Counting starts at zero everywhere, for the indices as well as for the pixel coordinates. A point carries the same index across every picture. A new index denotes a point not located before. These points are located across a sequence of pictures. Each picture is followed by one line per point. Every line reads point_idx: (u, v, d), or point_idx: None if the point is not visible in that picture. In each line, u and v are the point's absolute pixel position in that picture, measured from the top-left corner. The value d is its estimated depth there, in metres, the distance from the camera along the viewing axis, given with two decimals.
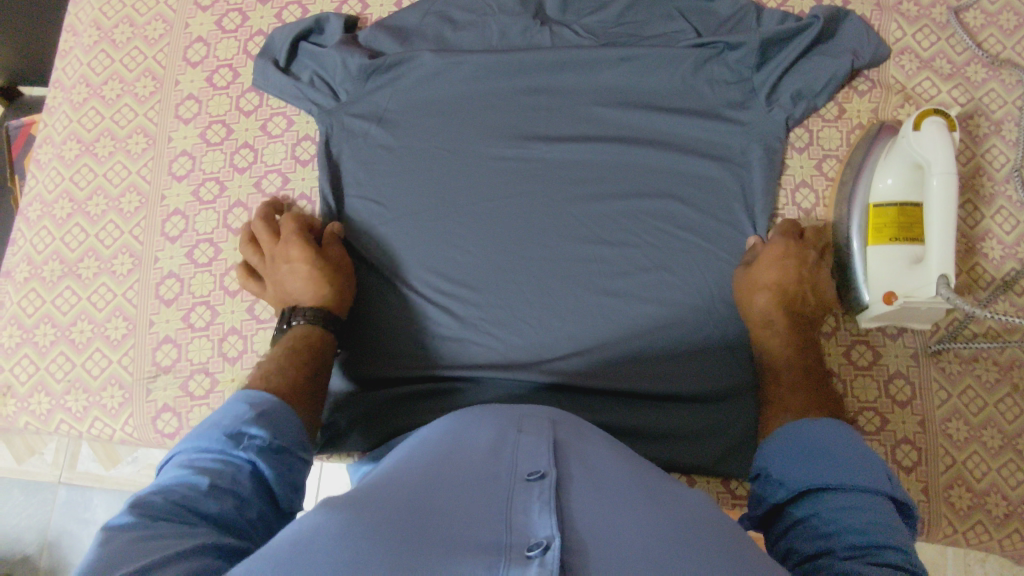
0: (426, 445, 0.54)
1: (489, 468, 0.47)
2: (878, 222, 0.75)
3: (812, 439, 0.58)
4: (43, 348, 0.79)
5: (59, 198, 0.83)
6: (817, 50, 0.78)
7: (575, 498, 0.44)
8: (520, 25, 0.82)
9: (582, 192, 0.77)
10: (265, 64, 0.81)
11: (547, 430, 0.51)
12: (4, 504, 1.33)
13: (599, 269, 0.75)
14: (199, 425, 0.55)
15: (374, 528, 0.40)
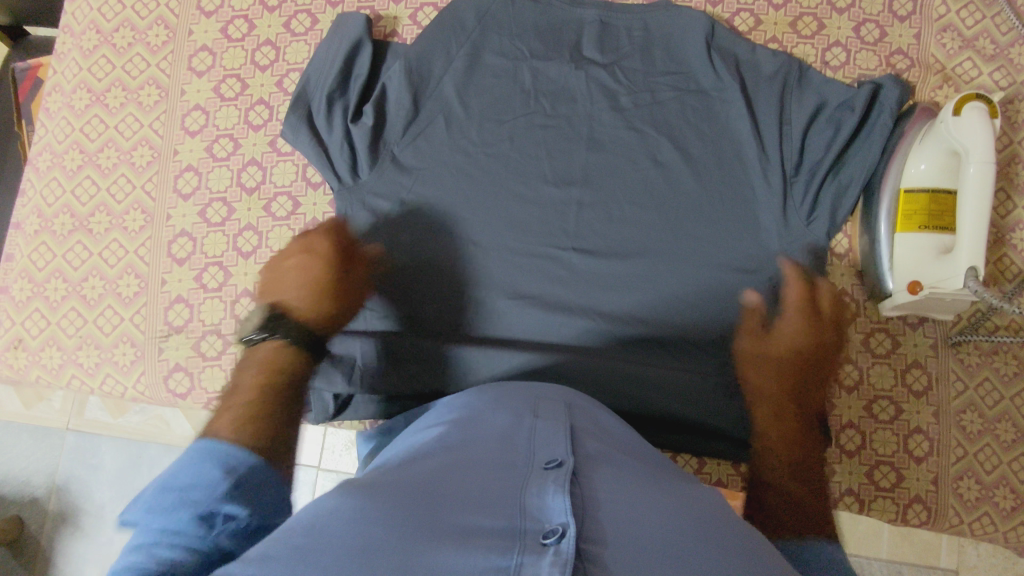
0: (440, 429, 0.53)
1: (504, 456, 0.47)
2: (907, 208, 0.73)
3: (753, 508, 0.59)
4: (54, 302, 0.78)
5: (69, 148, 0.81)
6: (868, 125, 0.76)
7: (592, 485, 0.44)
8: (556, 71, 0.80)
9: (606, 276, 0.76)
10: (297, 121, 0.76)
11: (564, 420, 0.51)
12: (13, 447, 1.34)
13: (619, 270, 0.76)
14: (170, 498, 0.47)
15: (386, 512, 0.39)
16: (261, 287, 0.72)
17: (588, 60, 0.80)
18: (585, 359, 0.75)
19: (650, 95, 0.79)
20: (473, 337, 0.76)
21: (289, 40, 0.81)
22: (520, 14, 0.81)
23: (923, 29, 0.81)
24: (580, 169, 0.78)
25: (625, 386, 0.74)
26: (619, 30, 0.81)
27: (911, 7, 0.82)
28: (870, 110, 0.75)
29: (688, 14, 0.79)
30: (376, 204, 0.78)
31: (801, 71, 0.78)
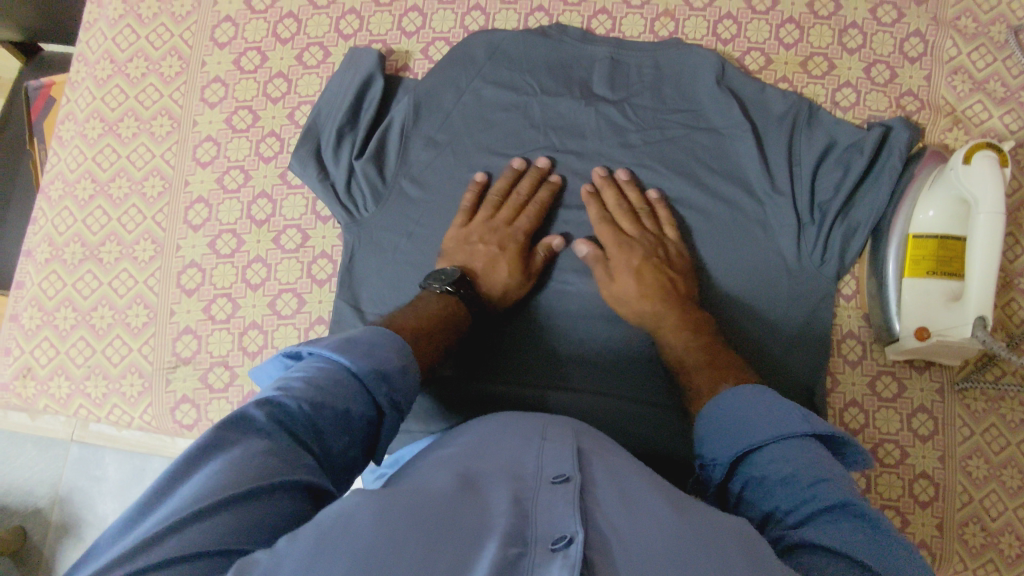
0: (452, 445, 0.55)
1: (513, 469, 0.49)
2: (915, 252, 0.73)
3: (729, 417, 0.57)
4: (63, 331, 0.78)
5: (81, 178, 0.82)
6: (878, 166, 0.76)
7: (599, 499, 0.46)
8: (566, 107, 0.80)
9: (609, 312, 0.76)
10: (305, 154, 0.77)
11: (570, 438, 0.53)
12: (17, 457, 1.35)
13: (627, 299, 0.76)
14: (349, 346, 0.53)
15: (403, 514, 0.41)
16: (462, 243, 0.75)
17: (599, 97, 0.80)
18: (585, 397, 0.75)
19: (660, 133, 0.79)
20: (507, 377, 0.76)
21: (301, 73, 0.82)
22: (530, 49, 0.81)
23: (934, 71, 0.81)
24: (587, 204, 0.79)
25: (631, 427, 0.74)
26: (630, 67, 0.81)
27: (922, 48, 0.81)
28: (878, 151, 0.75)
29: (700, 54, 0.79)
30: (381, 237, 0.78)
31: (811, 111, 0.78)
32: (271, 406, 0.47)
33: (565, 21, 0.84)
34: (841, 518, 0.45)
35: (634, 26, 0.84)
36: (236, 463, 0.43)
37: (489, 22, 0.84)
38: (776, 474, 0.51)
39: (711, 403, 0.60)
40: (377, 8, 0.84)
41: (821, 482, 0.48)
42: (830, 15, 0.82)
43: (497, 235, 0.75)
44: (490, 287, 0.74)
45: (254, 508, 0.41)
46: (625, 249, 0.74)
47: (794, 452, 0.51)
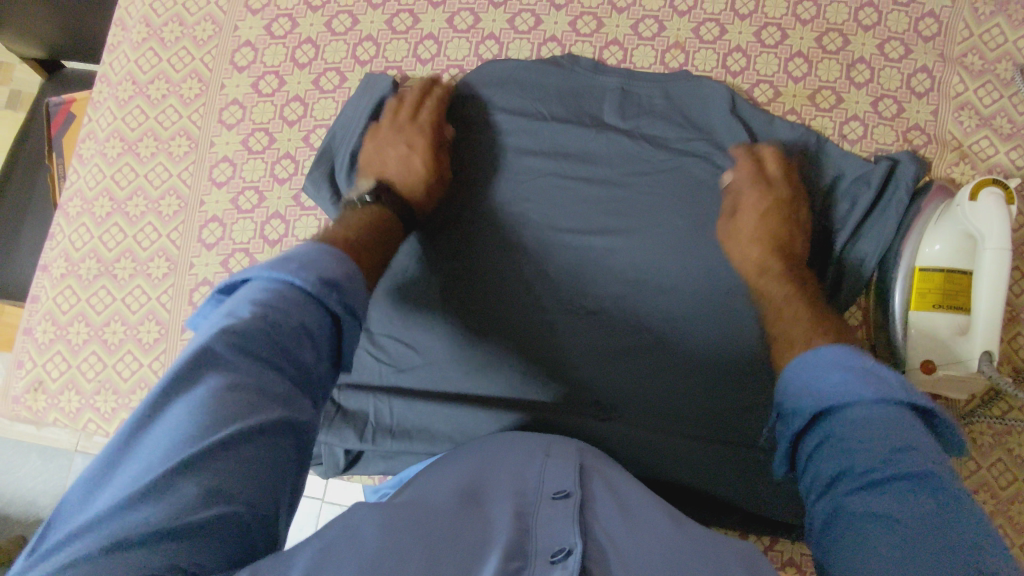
0: (459, 465, 0.59)
1: (520, 484, 0.53)
2: (921, 285, 0.73)
3: (824, 366, 0.56)
4: (76, 346, 0.79)
5: (99, 195, 0.84)
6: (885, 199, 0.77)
7: (597, 514, 0.50)
8: (578, 135, 0.81)
9: (617, 337, 0.76)
10: (319, 177, 0.78)
11: (573, 456, 0.58)
12: (21, 467, 1.36)
13: (633, 320, 0.76)
14: (282, 261, 0.56)
15: (415, 521, 0.45)
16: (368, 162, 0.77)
17: (609, 125, 0.82)
18: (590, 422, 0.74)
19: (670, 160, 0.80)
20: (509, 400, 0.76)
21: (317, 97, 0.84)
22: (542, 77, 0.83)
23: (941, 106, 0.82)
24: (597, 227, 0.79)
25: (636, 454, 0.73)
26: (641, 97, 0.82)
27: (929, 83, 0.82)
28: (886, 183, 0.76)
29: (709, 86, 0.81)
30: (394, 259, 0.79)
31: (819, 143, 0.79)
32: (227, 336, 0.50)
33: (577, 51, 0.86)
34: (926, 500, 0.45)
35: (645, 57, 0.85)
36: (205, 407, 0.46)
37: (503, 51, 0.86)
38: (862, 438, 0.50)
39: (804, 355, 0.59)
40: (393, 35, 0.86)
41: (913, 453, 0.48)
42: (838, 50, 0.84)
43: (404, 135, 0.76)
44: (410, 189, 0.75)
45: (234, 457, 0.44)
46: (763, 192, 0.73)
47: (887, 416, 0.50)
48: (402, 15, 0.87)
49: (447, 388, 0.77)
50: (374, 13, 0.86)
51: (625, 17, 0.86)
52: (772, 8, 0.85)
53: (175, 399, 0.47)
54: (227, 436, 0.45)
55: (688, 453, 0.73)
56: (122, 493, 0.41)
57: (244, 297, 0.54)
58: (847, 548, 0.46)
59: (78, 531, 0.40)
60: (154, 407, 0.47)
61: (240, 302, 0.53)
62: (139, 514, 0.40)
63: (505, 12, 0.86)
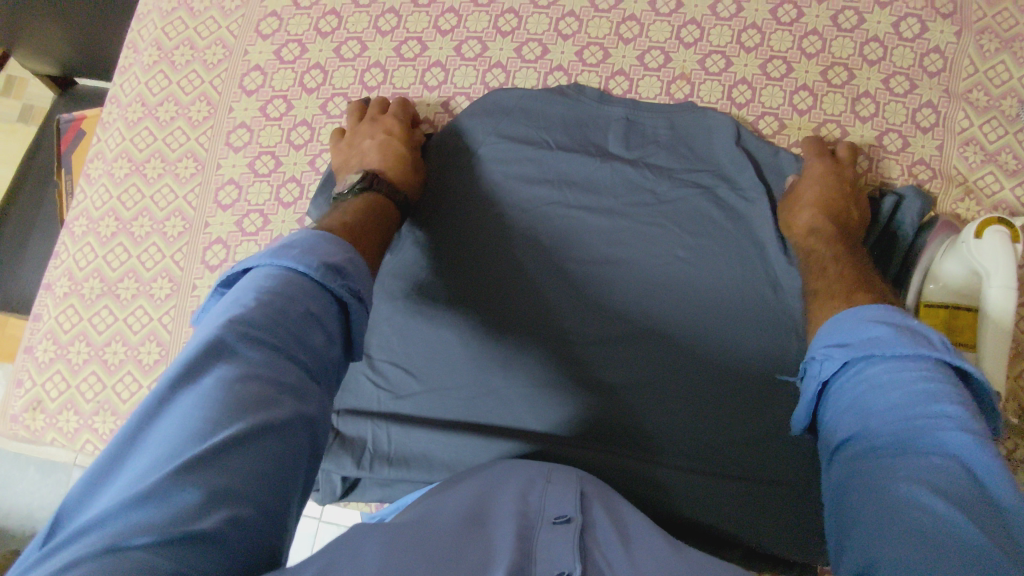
0: (460, 485, 0.60)
1: (521, 507, 0.54)
2: (926, 321, 0.72)
3: (851, 330, 0.57)
4: (76, 365, 0.79)
5: (105, 215, 0.84)
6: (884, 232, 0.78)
7: (597, 541, 0.50)
8: (583, 164, 0.81)
9: (619, 367, 0.75)
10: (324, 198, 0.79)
11: (574, 484, 0.59)
12: (18, 481, 1.35)
13: (635, 349, 0.76)
14: (282, 246, 0.56)
15: (415, 540, 0.46)
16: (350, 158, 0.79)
17: (614, 155, 0.82)
18: (590, 453, 0.73)
19: (675, 190, 0.80)
20: (508, 429, 0.75)
21: (324, 122, 0.85)
22: (548, 107, 0.84)
23: (946, 141, 0.82)
24: (600, 255, 0.79)
25: (636, 484, 0.72)
26: (645, 128, 0.83)
27: (934, 118, 0.83)
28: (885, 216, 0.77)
29: (714, 117, 0.81)
30: (397, 283, 0.80)
31: None
32: (238, 326, 0.49)
33: (583, 81, 0.87)
34: (948, 462, 0.46)
35: (650, 87, 0.86)
36: (217, 400, 0.46)
37: (509, 79, 0.86)
38: (885, 397, 0.51)
39: (834, 318, 0.60)
40: (401, 62, 0.87)
41: (936, 412, 0.48)
42: (843, 83, 0.84)
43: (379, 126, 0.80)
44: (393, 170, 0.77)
45: (248, 453, 0.44)
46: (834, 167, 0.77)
47: (912, 378, 0.51)
48: (410, 42, 0.88)
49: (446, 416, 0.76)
50: (383, 40, 0.87)
51: (631, 48, 0.87)
52: (777, 41, 0.85)
53: (184, 394, 0.46)
54: (240, 432, 0.44)
55: (687, 485, 0.71)
56: (132, 491, 0.41)
57: (250, 285, 0.53)
58: (865, 504, 0.48)
59: (88, 529, 0.39)
60: (162, 401, 0.46)
61: (246, 290, 0.53)
62: (154, 512, 0.39)
63: (512, 41, 0.87)
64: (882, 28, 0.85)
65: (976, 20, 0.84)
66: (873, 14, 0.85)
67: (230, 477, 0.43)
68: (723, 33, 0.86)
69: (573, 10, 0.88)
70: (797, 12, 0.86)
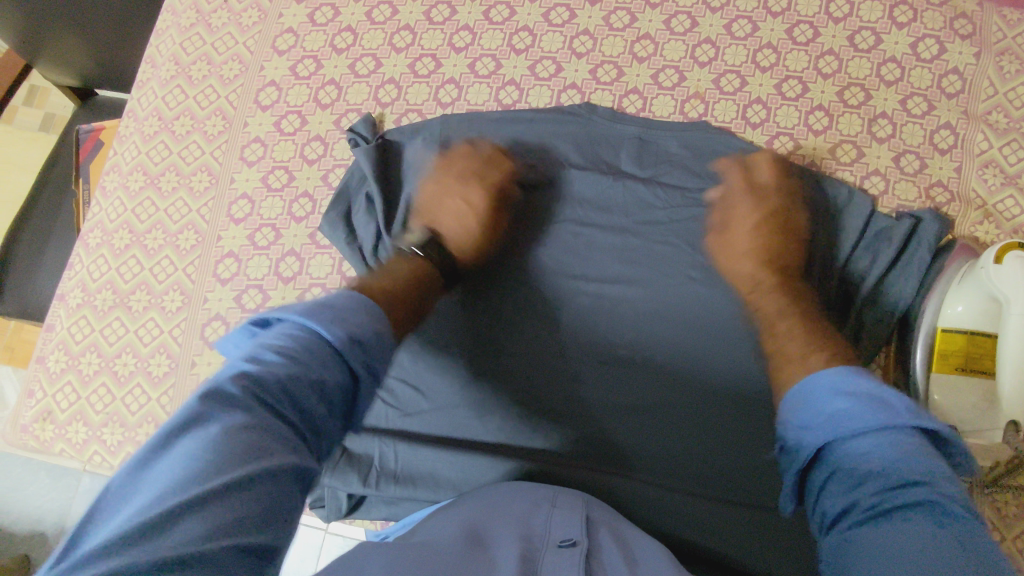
0: (464, 506, 0.59)
1: (527, 529, 0.53)
2: (945, 347, 0.71)
3: (825, 392, 0.54)
4: (87, 376, 0.79)
5: (119, 227, 0.85)
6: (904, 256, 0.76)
7: (604, 566, 0.49)
8: (594, 182, 0.81)
9: (622, 391, 0.75)
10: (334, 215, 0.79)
11: (580, 507, 0.58)
12: (29, 484, 1.36)
13: (640, 372, 0.75)
14: (314, 300, 0.54)
15: (419, 561, 0.45)
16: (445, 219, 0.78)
17: (626, 173, 0.81)
18: (595, 476, 0.72)
19: (686, 211, 0.79)
20: (514, 449, 0.74)
21: (337, 137, 0.85)
22: (560, 126, 0.84)
23: (965, 163, 0.81)
24: (609, 275, 0.78)
25: (638, 507, 0.71)
26: (658, 146, 0.82)
27: (952, 140, 0.81)
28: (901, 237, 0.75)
29: (727, 138, 0.81)
30: None
31: (850, 195, 0.78)
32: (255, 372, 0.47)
33: (596, 99, 0.86)
34: (941, 527, 0.44)
35: (664, 106, 0.85)
36: (234, 438, 0.43)
37: (522, 97, 0.86)
38: (866, 464, 0.49)
39: (802, 381, 0.57)
40: (415, 79, 0.87)
41: (926, 486, 0.46)
42: (860, 104, 0.83)
43: (469, 189, 0.78)
44: (461, 244, 0.77)
45: (258, 496, 0.41)
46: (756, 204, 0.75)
47: (896, 447, 0.49)
48: (424, 59, 0.88)
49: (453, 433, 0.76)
50: (398, 57, 0.88)
51: (645, 67, 0.86)
52: (793, 61, 0.85)
53: (190, 433, 0.43)
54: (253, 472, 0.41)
55: (691, 509, 0.70)
56: (141, 520, 0.38)
57: (262, 341, 0.51)
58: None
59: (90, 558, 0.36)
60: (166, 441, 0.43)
61: (256, 346, 0.50)
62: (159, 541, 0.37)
63: (526, 59, 0.87)
64: (900, 49, 0.84)
65: (996, 41, 0.83)
66: (891, 35, 0.84)
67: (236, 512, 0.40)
68: (738, 52, 0.86)
69: (588, 28, 0.88)
70: (813, 33, 0.85)
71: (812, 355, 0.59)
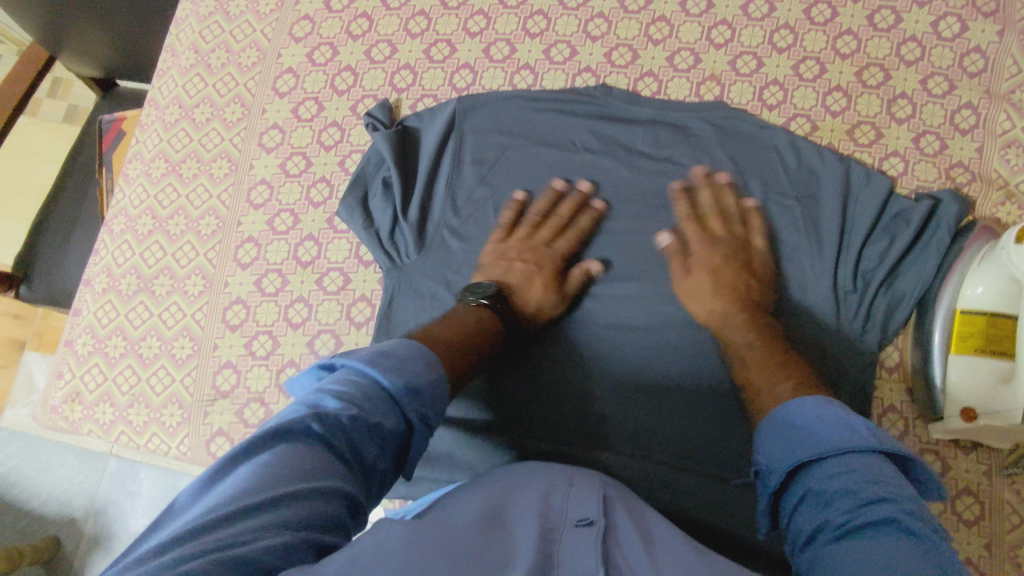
0: (480, 486, 0.59)
1: (545, 509, 0.53)
2: (963, 329, 0.71)
3: (797, 419, 0.56)
4: (113, 359, 0.81)
5: (142, 214, 0.86)
6: (923, 239, 0.75)
7: (620, 546, 0.50)
8: (610, 165, 0.81)
9: (636, 371, 0.75)
10: (352, 201, 0.80)
11: (596, 486, 0.58)
12: (59, 467, 1.40)
13: (654, 353, 0.75)
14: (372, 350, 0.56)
15: (437, 539, 0.46)
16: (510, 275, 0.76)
17: (641, 154, 0.81)
18: (610, 457, 0.74)
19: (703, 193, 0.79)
20: (528, 430, 0.76)
21: (354, 123, 0.86)
22: (574, 108, 0.84)
23: (986, 143, 0.80)
24: (625, 258, 0.78)
25: (650, 484, 0.73)
26: (675, 127, 0.82)
27: (973, 120, 0.80)
28: (920, 218, 0.74)
29: (745, 119, 0.80)
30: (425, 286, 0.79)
31: (868, 176, 0.77)
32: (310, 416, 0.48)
33: (612, 82, 0.86)
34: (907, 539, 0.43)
35: (680, 89, 0.85)
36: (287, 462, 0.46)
37: (537, 81, 0.87)
38: (831, 486, 0.49)
39: (778, 410, 0.59)
40: (430, 64, 0.88)
41: (881, 497, 0.46)
42: (879, 84, 0.82)
43: (538, 254, 0.77)
44: (527, 304, 0.75)
45: (301, 503, 0.43)
46: (710, 246, 0.75)
47: (853, 465, 0.49)
48: (439, 44, 0.88)
49: (472, 415, 0.78)
50: (413, 42, 0.89)
51: (660, 49, 0.86)
52: (811, 42, 0.84)
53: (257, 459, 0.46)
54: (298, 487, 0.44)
55: (703, 487, 0.72)
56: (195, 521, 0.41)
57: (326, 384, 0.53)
58: None
59: (141, 558, 0.39)
60: (229, 464, 0.46)
61: (320, 390, 0.52)
62: (202, 537, 0.40)
63: (541, 43, 0.87)
64: (920, 28, 0.83)
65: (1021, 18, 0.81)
66: (911, 13, 0.83)
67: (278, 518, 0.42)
68: (754, 33, 0.85)
69: (603, 11, 0.88)
70: (831, 12, 0.84)
71: (781, 381, 0.62)
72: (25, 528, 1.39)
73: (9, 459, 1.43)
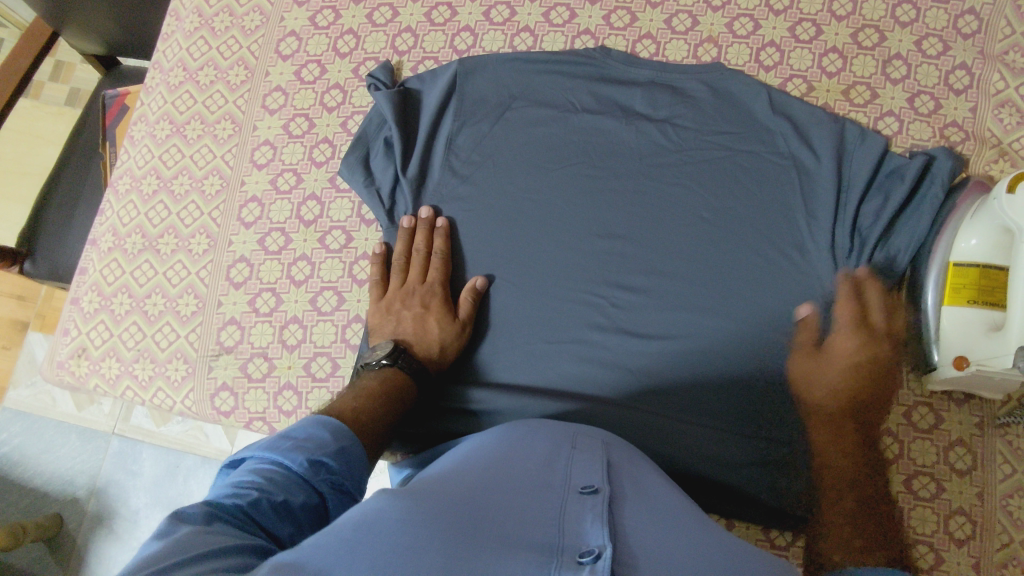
0: (483, 449, 0.57)
1: (545, 477, 0.51)
2: (955, 281, 0.72)
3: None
4: (118, 315, 0.83)
5: (147, 174, 0.88)
6: (919, 196, 0.76)
7: (624, 515, 0.48)
8: (608, 125, 0.82)
9: (634, 326, 0.77)
10: (353, 160, 0.82)
11: (599, 451, 0.56)
12: (62, 445, 1.41)
13: (653, 307, 0.77)
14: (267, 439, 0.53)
15: (433, 520, 0.42)
16: (404, 324, 0.76)
17: (640, 115, 0.82)
18: (612, 411, 0.75)
19: (699, 152, 0.80)
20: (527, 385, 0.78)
21: (356, 85, 0.87)
22: (574, 70, 0.85)
23: (980, 103, 0.81)
24: (624, 217, 0.79)
25: (646, 438, 0.74)
26: (672, 89, 0.82)
27: (967, 81, 0.81)
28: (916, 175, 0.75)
29: (743, 77, 0.81)
30: None
31: (863, 133, 0.78)
32: (206, 505, 0.45)
33: (610, 44, 0.87)
34: None
35: (677, 50, 0.86)
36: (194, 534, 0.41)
37: (537, 43, 0.88)
38: None
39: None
40: (431, 27, 0.89)
41: None
42: (874, 45, 0.83)
43: (420, 294, 0.77)
44: (430, 348, 0.75)
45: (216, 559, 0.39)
46: (858, 343, 0.70)
47: None
48: (440, 8, 0.89)
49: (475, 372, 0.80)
50: (414, 5, 0.90)
51: (658, 11, 0.87)
52: (807, 3, 0.85)
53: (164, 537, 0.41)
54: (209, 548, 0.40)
55: (696, 439, 0.73)
56: None
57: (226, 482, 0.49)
58: None
59: None
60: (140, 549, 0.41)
61: (220, 487, 0.49)
62: None
63: (540, 6, 0.89)
64: None
65: None
66: None
67: (208, 568, 0.38)
68: None
69: None
70: None
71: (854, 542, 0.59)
72: (28, 507, 1.40)
73: (12, 437, 1.44)
